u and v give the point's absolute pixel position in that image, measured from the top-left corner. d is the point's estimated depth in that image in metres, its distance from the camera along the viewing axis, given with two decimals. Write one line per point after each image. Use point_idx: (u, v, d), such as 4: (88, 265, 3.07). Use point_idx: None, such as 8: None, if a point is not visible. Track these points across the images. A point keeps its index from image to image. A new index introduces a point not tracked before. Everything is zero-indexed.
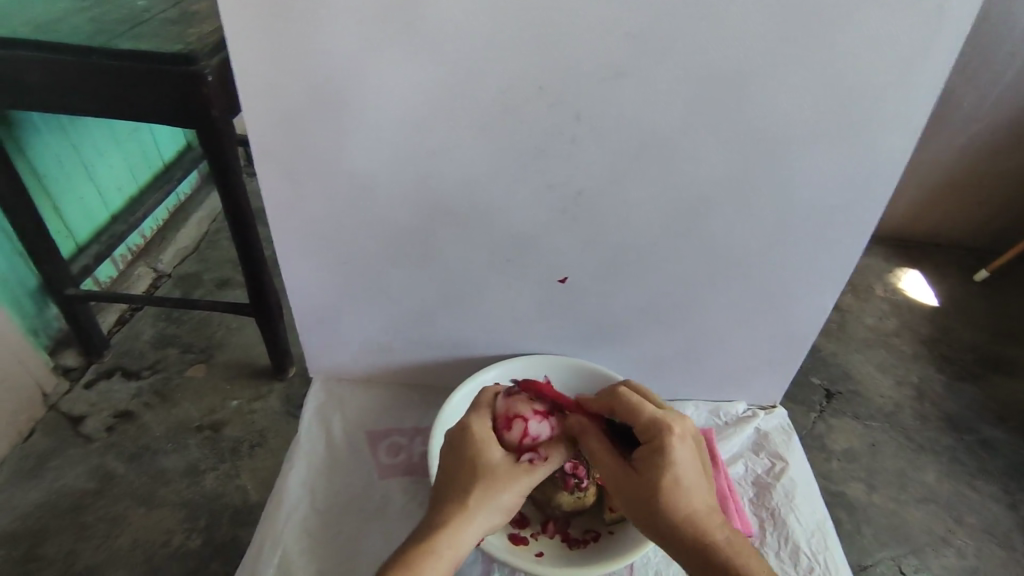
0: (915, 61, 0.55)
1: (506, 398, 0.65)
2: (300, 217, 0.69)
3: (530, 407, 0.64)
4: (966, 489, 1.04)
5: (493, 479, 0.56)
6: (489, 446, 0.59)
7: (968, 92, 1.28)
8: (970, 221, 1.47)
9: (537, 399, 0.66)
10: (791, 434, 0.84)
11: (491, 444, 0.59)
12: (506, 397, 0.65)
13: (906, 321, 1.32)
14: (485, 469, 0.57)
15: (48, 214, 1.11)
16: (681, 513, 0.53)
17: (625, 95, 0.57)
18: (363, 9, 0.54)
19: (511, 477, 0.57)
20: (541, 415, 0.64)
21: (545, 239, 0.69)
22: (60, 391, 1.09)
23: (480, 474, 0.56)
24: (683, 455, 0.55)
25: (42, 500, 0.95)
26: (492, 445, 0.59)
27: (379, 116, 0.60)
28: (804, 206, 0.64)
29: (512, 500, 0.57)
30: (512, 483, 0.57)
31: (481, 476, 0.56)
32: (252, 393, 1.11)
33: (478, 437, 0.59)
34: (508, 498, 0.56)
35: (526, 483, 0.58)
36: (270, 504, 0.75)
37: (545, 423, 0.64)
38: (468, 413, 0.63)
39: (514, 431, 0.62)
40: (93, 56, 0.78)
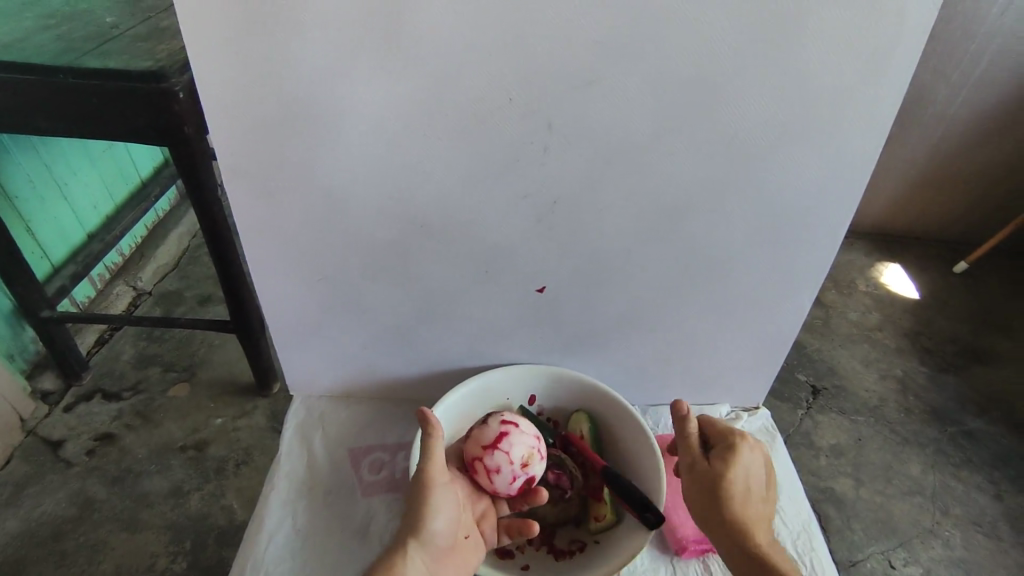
0: (880, 64, 0.55)
1: (465, 444, 0.67)
2: (274, 234, 0.68)
3: (481, 444, 0.65)
4: (951, 481, 1.05)
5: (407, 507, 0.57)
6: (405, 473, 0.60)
7: (940, 86, 1.30)
8: (948, 214, 1.49)
9: (487, 430, 0.66)
10: (774, 436, 0.85)
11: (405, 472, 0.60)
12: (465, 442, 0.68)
13: (888, 315, 1.33)
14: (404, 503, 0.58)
15: (22, 236, 1.09)
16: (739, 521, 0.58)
17: (595, 104, 0.57)
18: (328, 25, 0.53)
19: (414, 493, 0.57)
20: (492, 446, 0.65)
21: (522, 248, 0.68)
22: (38, 415, 1.07)
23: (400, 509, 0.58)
24: (750, 467, 0.60)
25: (23, 528, 0.93)
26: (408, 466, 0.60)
27: (350, 132, 0.60)
28: (777, 209, 0.65)
29: (430, 509, 0.56)
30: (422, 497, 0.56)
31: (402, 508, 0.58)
32: (236, 410, 1.10)
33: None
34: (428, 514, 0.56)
35: (430, 486, 0.57)
36: (251, 526, 0.74)
37: (501, 451, 0.64)
38: None
39: (481, 474, 0.65)
40: (60, 75, 0.76)
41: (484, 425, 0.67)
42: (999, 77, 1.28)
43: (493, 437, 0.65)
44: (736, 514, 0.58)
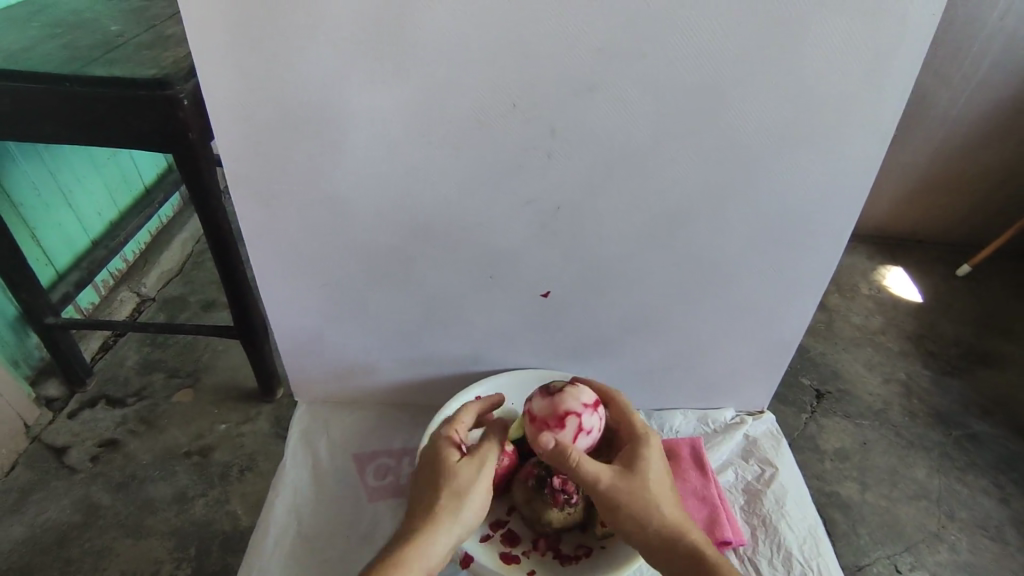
0: (881, 70, 0.55)
1: (553, 396, 0.62)
2: (279, 240, 0.68)
3: (581, 401, 0.62)
4: (957, 485, 1.05)
5: (452, 479, 0.55)
6: (443, 441, 0.57)
7: (941, 90, 1.30)
8: (951, 217, 1.49)
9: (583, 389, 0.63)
10: (780, 440, 0.85)
11: (444, 437, 0.58)
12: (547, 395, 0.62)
13: (892, 319, 1.33)
14: (444, 470, 0.55)
15: (27, 242, 1.10)
16: (641, 525, 0.56)
17: (598, 110, 0.58)
18: (333, 34, 0.54)
19: (465, 470, 0.55)
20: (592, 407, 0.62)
21: (526, 253, 0.68)
22: (43, 422, 1.07)
23: (438, 475, 0.55)
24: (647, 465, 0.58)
25: (27, 534, 0.93)
26: (445, 432, 0.58)
27: (355, 138, 0.60)
28: (781, 214, 0.65)
29: (479, 494, 0.55)
30: (474, 477, 0.55)
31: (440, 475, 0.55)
32: (240, 416, 1.10)
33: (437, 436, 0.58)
34: (471, 497, 0.55)
35: (484, 471, 0.56)
36: (256, 531, 0.74)
37: (598, 414, 0.63)
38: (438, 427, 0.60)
39: (570, 429, 0.61)
40: (67, 82, 0.77)
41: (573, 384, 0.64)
42: (1000, 80, 1.28)
43: (584, 400, 0.62)
44: (627, 522, 0.56)
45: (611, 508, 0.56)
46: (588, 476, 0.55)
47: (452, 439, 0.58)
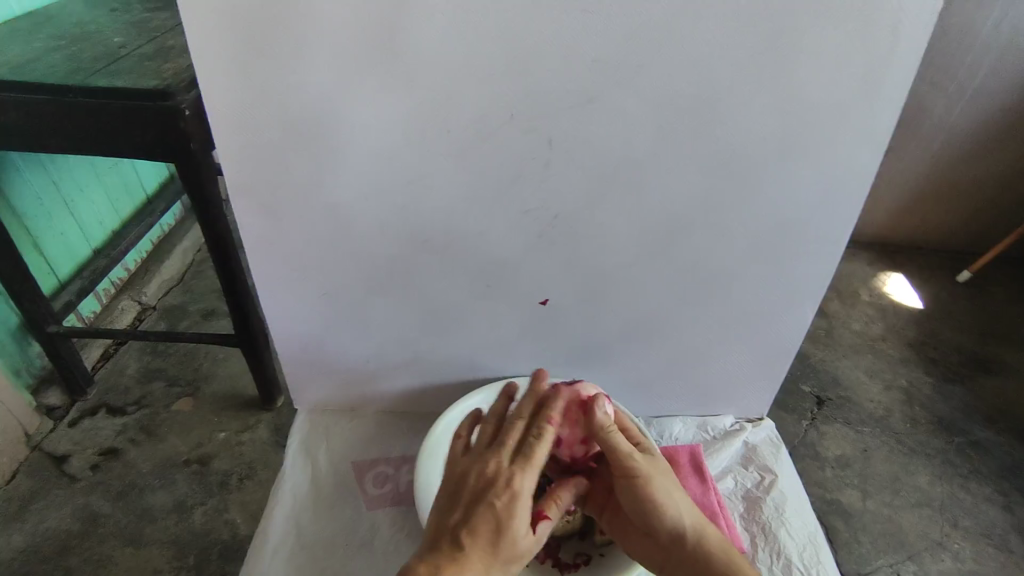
0: (876, 78, 0.56)
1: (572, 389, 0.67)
2: (279, 249, 0.69)
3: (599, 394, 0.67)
4: (959, 492, 1.04)
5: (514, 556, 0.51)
6: (522, 507, 0.52)
7: (939, 97, 1.31)
8: (950, 223, 1.49)
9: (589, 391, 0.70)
10: (780, 447, 0.84)
11: (526, 503, 0.52)
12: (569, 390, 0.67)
13: (893, 325, 1.33)
14: (512, 543, 0.51)
15: (30, 252, 1.10)
16: (667, 508, 0.57)
17: (595, 120, 0.58)
18: (331, 46, 0.55)
19: (525, 552, 0.52)
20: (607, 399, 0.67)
21: (524, 262, 0.69)
22: (43, 430, 1.07)
23: (507, 545, 0.50)
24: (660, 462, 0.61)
25: (27, 543, 0.93)
26: (525, 499, 0.52)
27: (354, 148, 0.61)
28: (777, 221, 0.65)
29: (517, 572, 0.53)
30: (526, 557, 0.53)
31: (506, 546, 0.50)
32: (240, 424, 1.10)
33: (514, 491, 0.52)
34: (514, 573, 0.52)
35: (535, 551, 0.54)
36: (254, 540, 0.74)
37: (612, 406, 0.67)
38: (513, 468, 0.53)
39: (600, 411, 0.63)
40: (69, 94, 0.78)
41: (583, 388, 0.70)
42: (998, 87, 1.29)
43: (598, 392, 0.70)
44: (655, 501, 0.57)
45: (642, 484, 0.58)
46: (621, 448, 0.59)
47: (528, 507, 0.53)
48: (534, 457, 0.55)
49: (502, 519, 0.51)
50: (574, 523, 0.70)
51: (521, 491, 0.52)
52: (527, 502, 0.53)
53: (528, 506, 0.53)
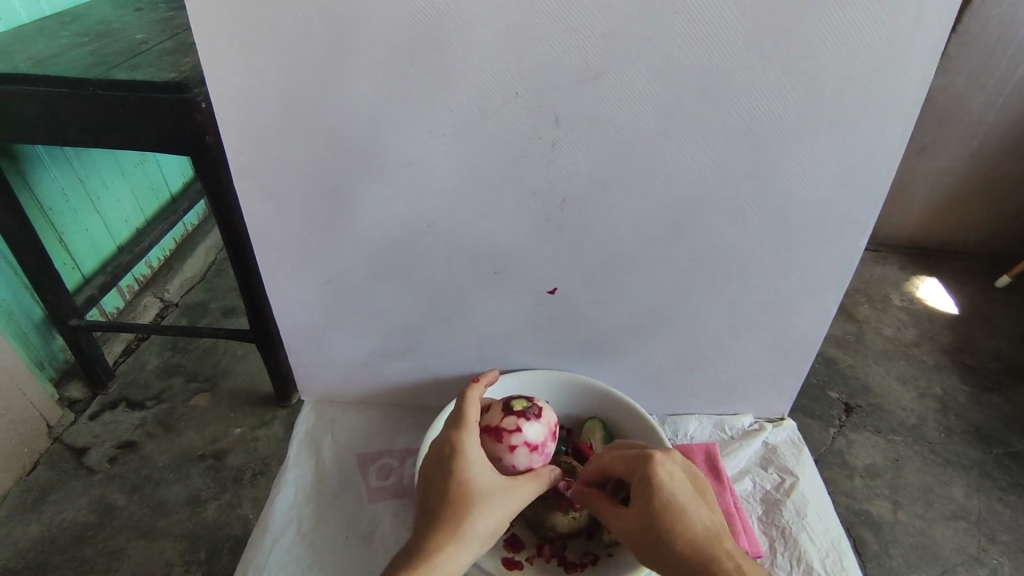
0: (905, 48, 0.52)
1: (536, 415, 0.66)
2: (284, 235, 0.68)
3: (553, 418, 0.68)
4: (997, 505, 0.99)
5: (482, 502, 0.54)
6: (470, 456, 0.56)
7: (976, 94, 1.25)
8: (987, 226, 1.43)
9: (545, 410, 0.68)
10: (801, 448, 0.81)
11: (473, 457, 0.56)
12: (534, 417, 0.65)
13: (926, 330, 1.28)
14: (467, 488, 0.54)
15: (55, 247, 1.11)
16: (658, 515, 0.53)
17: (603, 97, 0.56)
18: (333, 23, 0.54)
19: (491, 501, 0.54)
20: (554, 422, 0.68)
21: (532, 249, 0.67)
22: (65, 422, 1.08)
23: (467, 490, 0.54)
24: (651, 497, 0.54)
25: (44, 533, 0.93)
26: (472, 450, 0.56)
27: (356, 130, 0.60)
28: (796, 207, 0.62)
29: (499, 519, 0.54)
30: (499, 506, 0.55)
31: (468, 493, 0.54)
32: (255, 420, 1.10)
33: (457, 448, 0.56)
34: (494, 519, 0.54)
35: (506, 506, 0.55)
36: (255, 531, 0.74)
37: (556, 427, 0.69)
38: (450, 429, 0.58)
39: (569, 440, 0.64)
40: (90, 87, 0.76)
41: (537, 406, 0.67)
42: None
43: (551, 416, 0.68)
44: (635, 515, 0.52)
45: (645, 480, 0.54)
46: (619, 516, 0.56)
47: (480, 455, 0.57)
48: (469, 416, 0.59)
49: (455, 471, 0.55)
50: (581, 522, 0.68)
51: (464, 444, 0.57)
52: (476, 453, 0.57)
53: (477, 455, 0.57)
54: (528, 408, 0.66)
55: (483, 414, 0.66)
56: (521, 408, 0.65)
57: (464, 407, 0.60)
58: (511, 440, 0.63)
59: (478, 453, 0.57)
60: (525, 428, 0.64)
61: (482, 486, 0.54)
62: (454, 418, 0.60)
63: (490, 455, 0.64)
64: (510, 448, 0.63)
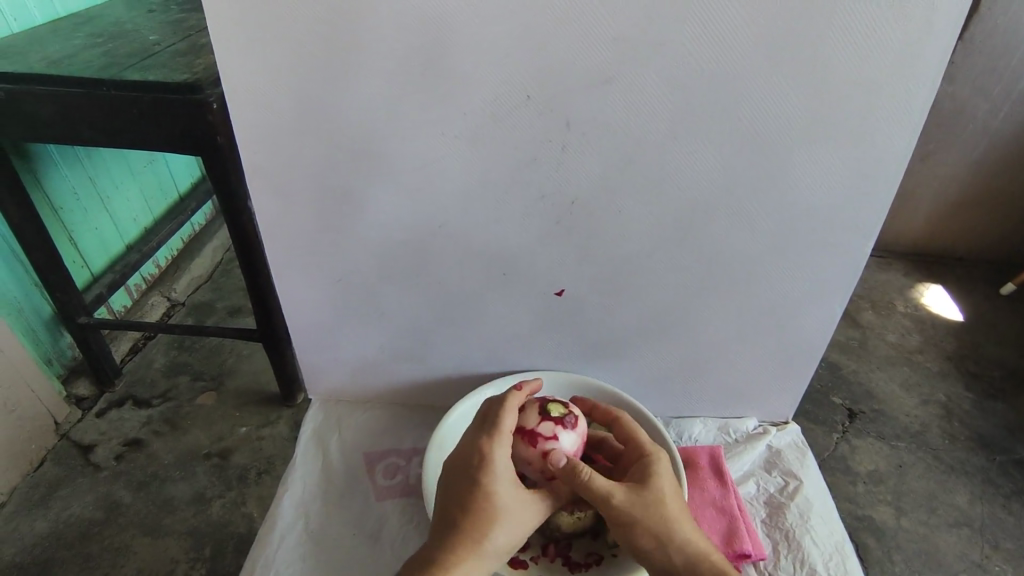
0: (913, 56, 0.53)
1: (569, 422, 0.63)
2: (295, 235, 0.69)
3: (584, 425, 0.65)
4: (1001, 512, 0.98)
5: (500, 519, 0.55)
6: (497, 470, 0.55)
7: (982, 102, 1.26)
8: (992, 233, 1.43)
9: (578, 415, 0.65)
10: (805, 452, 0.81)
11: (501, 470, 0.56)
12: (569, 424, 0.63)
13: (930, 337, 1.28)
14: (491, 505, 0.54)
15: (65, 245, 1.12)
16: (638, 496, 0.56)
17: (613, 102, 0.57)
18: (348, 26, 0.54)
19: (512, 518, 0.56)
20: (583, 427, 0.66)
21: (540, 251, 0.68)
22: (72, 419, 1.09)
23: (487, 506, 0.54)
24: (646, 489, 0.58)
25: (51, 529, 0.94)
26: (501, 462, 0.56)
27: (369, 131, 0.60)
28: (802, 212, 0.63)
29: (512, 534, 0.56)
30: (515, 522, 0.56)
31: (488, 508, 0.54)
32: (261, 420, 1.10)
33: (486, 460, 0.55)
34: (510, 535, 0.56)
35: (524, 520, 0.57)
36: (262, 528, 0.74)
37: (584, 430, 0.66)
38: (480, 434, 0.57)
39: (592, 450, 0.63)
40: (104, 87, 0.77)
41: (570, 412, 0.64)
42: None
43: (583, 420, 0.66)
44: (587, 468, 0.56)
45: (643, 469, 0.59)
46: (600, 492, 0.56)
47: (506, 466, 0.56)
48: (504, 424, 0.58)
49: (479, 484, 0.54)
50: (585, 523, 0.68)
51: (493, 454, 0.56)
52: (503, 465, 0.56)
53: (505, 468, 0.56)
54: (565, 416, 0.63)
55: (515, 412, 0.63)
56: (558, 415, 0.63)
57: (500, 411, 0.59)
58: (543, 446, 0.61)
59: (506, 465, 0.56)
60: (561, 436, 0.62)
61: (505, 504, 0.55)
62: (485, 421, 0.58)
63: (519, 458, 0.61)
64: (542, 454, 0.61)
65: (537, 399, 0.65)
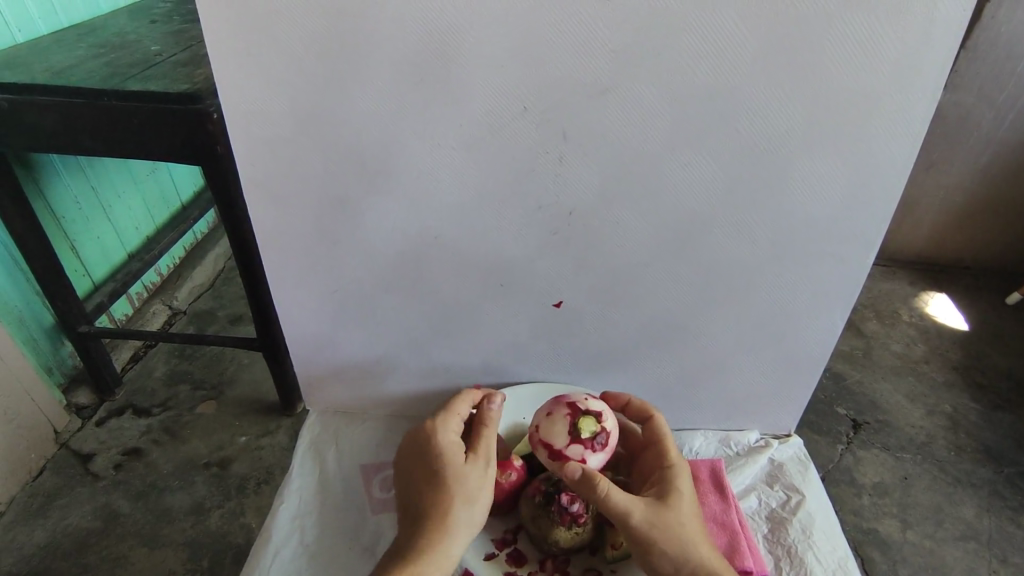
0: (911, 68, 0.53)
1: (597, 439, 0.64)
2: (291, 246, 0.69)
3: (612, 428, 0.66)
4: (1010, 526, 0.97)
5: (462, 487, 0.58)
6: (444, 449, 0.60)
7: (985, 110, 1.25)
8: (997, 242, 1.42)
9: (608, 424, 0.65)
10: (808, 465, 0.80)
11: (448, 448, 0.60)
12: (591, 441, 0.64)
13: (936, 347, 1.27)
14: (445, 481, 0.58)
15: (67, 254, 1.12)
16: (656, 515, 0.57)
17: (610, 113, 0.56)
18: (343, 36, 0.54)
19: (468, 484, 0.59)
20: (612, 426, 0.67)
21: (538, 262, 0.67)
22: (72, 428, 1.08)
23: (445, 482, 0.58)
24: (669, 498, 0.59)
25: (49, 539, 0.93)
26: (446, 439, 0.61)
27: (364, 143, 0.60)
28: (802, 224, 0.62)
29: (484, 502, 0.59)
30: (480, 485, 0.59)
31: (448, 483, 0.58)
32: (260, 429, 1.10)
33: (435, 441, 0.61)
34: (473, 504, 0.59)
35: (484, 485, 0.60)
36: (258, 541, 0.74)
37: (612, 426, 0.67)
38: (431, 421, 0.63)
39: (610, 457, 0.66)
40: (105, 98, 0.77)
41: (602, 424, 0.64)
42: None
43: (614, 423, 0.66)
44: (604, 480, 0.57)
45: (668, 477, 0.61)
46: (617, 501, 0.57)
47: (458, 444, 0.61)
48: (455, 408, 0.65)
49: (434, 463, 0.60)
50: (584, 537, 0.67)
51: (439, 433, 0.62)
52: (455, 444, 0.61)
53: (450, 442, 0.61)
54: (595, 435, 0.64)
55: (546, 422, 0.66)
56: (588, 436, 0.63)
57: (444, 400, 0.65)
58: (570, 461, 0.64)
59: (451, 440, 0.61)
60: (589, 457, 0.64)
61: (459, 474, 0.59)
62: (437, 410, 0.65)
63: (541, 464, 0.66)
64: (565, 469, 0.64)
65: (568, 410, 0.65)
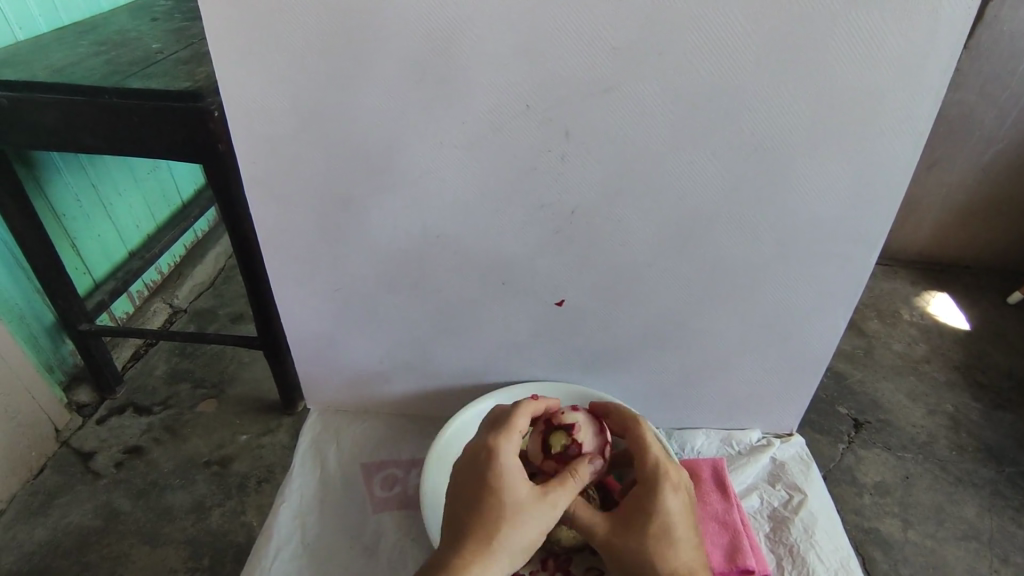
0: (916, 65, 0.52)
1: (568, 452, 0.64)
2: (292, 244, 0.69)
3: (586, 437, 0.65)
4: (1011, 525, 0.97)
5: (518, 513, 0.52)
6: (504, 466, 0.54)
7: (988, 109, 1.25)
8: (998, 242, 1.42)
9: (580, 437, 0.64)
10: (810, 465, 0.80)
11: (508, 465, 0.54)
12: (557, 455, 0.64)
13: (937, 346, 1.26)
14: (500, 502, 0.52)
15: (68, 252, 1.12)
16: (621, 536, 0.56)
17: (613, 111, 0.56)
18: (346, 34, 0.54)
19: (526, 513, 0.53)
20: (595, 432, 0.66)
21: (540, 260, 0.67)
22: (72, 427, 1.08)
23: (499, 500, 0.52)
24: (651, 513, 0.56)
25: (50, 537, 0.93)
26: (507, 456, 0.55)
27: (367, 141, 0.60)
28: (805, 222, 0.62)
29: (537, 536, 0.53)
30: (537, 516, 0.53)
31: (501, 503, 0.52)
32: (261, 427, 1.10)
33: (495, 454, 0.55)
34: (528, 534, 0.52)
35: (545, 518, 0.53)
36: (258, 540, 0.74)
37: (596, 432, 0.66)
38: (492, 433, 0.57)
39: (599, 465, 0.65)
40: (106, 95, 0.77)
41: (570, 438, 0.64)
42: None
43: (590, 434, 0.65)
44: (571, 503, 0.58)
45: (651, 489, 0.57)
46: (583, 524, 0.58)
47: (518, 465, 0.55)
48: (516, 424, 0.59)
49: (491, 477, 0.53)
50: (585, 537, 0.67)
51: (502, 450, 0.55)
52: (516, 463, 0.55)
53: (513, 462, 0.55)
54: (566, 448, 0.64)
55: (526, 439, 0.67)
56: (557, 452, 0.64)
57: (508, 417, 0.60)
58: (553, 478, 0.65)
59: (511, 457, 0.55)
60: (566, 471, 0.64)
61: (517, 498, 0.53)
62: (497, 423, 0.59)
63: None
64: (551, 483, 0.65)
65: (541, 425, 0.66)
